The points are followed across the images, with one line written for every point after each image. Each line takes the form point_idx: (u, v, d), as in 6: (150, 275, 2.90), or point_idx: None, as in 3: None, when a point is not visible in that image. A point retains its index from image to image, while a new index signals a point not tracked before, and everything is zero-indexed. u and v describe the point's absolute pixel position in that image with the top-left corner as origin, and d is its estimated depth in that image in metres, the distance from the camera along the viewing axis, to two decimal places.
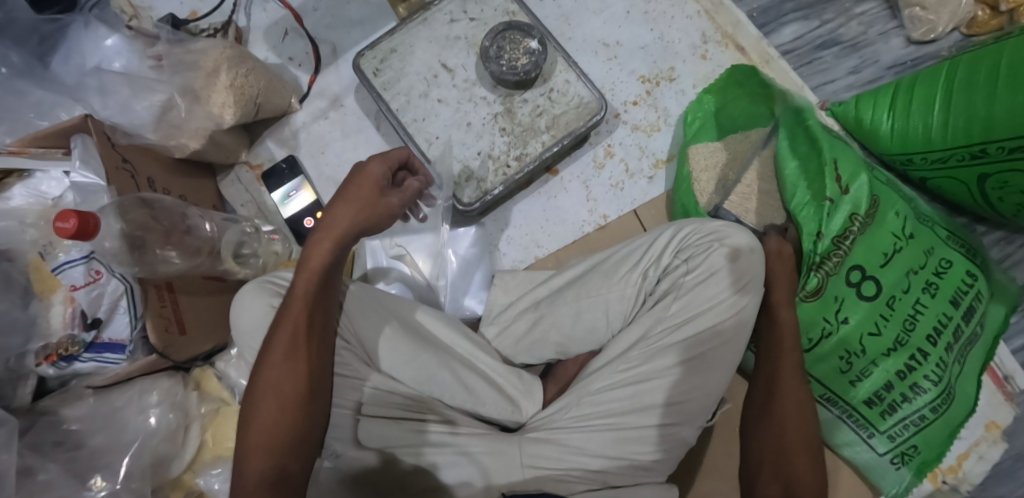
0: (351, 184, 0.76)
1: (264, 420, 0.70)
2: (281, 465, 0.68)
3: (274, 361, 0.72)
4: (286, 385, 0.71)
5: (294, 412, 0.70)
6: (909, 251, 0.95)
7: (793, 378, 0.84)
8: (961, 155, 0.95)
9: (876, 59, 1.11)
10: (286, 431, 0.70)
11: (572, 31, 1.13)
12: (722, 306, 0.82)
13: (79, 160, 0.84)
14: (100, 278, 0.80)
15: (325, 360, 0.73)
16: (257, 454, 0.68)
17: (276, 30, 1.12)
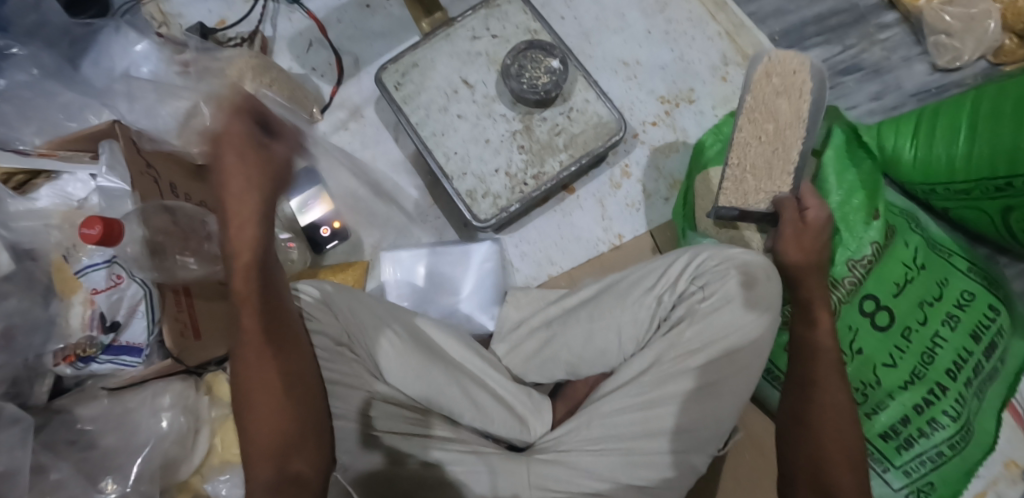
0: (227, 151, 0.65)
1: (258, 423, 0.65)
2: (284, 463, 0.64)
3: (251, 359, 0.67)
4: (268, 379, 0.66)
5: (282, 403, 0.66)
6: (920, 281, 0.94)
7: (832, 380, 0.79)
8: (985, 188, 0.94)
9: (898, 85, 1.10)
10: (284, 422, 0.65)
11: (592, 49, 1.14)
12: (735, 335, 0.82)
13: (105, 164, 0.85)
14: (120, 282, 0.81)
15: (294, 343, 0.69)
16: (264, 457, 0.64)
17: (301, 41, 1.13)
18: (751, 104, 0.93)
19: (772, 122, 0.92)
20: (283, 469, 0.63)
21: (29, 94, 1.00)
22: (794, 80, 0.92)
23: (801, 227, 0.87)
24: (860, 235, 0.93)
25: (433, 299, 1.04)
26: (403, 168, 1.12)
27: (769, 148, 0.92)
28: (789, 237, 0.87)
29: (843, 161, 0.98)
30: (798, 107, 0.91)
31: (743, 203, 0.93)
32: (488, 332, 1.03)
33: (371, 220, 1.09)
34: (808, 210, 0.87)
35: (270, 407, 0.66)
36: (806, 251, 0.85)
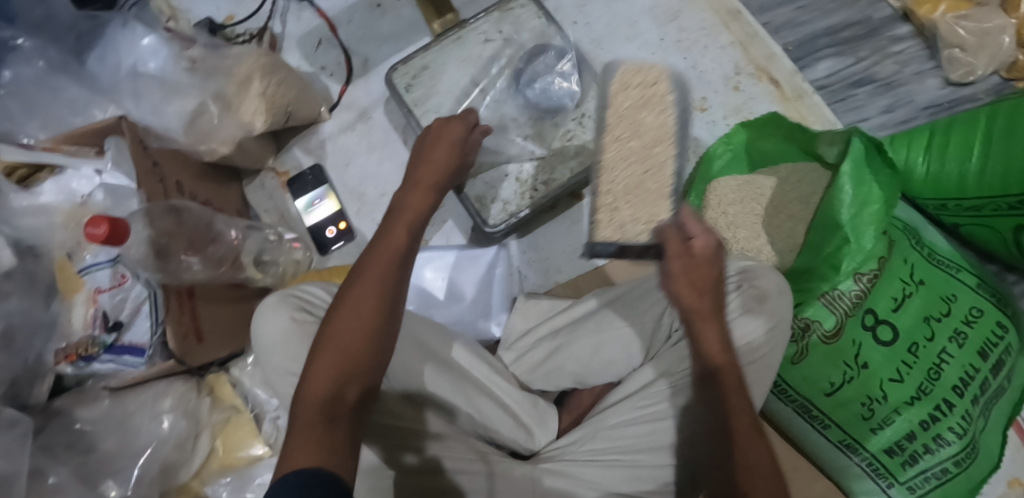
0: (435, 142, 0.82)
1: (333, 349, 0.66)
2: (339, 391, 0.64)
3: (357, 288, 0.69)
4: (363, 313, 0.67)
5: (368, 337, 0.67)
6: (921, 296, 0.94)
7: (750, 437, 0.71)
8: (998, 205, 0.94)
9: (909, 99, 1.09)
10: (356, 363, 0.66)
11: (603, 56, 1.13)
12: (748, 349, 0.80)
13: (112, 162, 0.85)
14: (125, 282, 0.79)
15: (399, 292, 0.70)
16: (317, 387, 0.64)
17: (310, 40, 1.12)
18: (613, 116, 0.87)
19: (636, 138, 0.86)
20: (335, 401, 0.64)
21: (34, 89, 1.00)
22: (653, 91, 0.87)
23: (691, 264, 0.76)
24: (867, 249, 0.89)
25: (436, 304, 1.03)
26: None
27: (641, 169, 0.85)
28: (677, 275, 0.76)
29: (861, 170, 0.88)
30: (663, 120, 0.86)
31: (621, 237, 0.86)
32: (494, 338, 1.01)
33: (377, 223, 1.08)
34: (695, 241, 0.76)
35: (352, 338, 0.66)
36: (698, 282, 0.75)
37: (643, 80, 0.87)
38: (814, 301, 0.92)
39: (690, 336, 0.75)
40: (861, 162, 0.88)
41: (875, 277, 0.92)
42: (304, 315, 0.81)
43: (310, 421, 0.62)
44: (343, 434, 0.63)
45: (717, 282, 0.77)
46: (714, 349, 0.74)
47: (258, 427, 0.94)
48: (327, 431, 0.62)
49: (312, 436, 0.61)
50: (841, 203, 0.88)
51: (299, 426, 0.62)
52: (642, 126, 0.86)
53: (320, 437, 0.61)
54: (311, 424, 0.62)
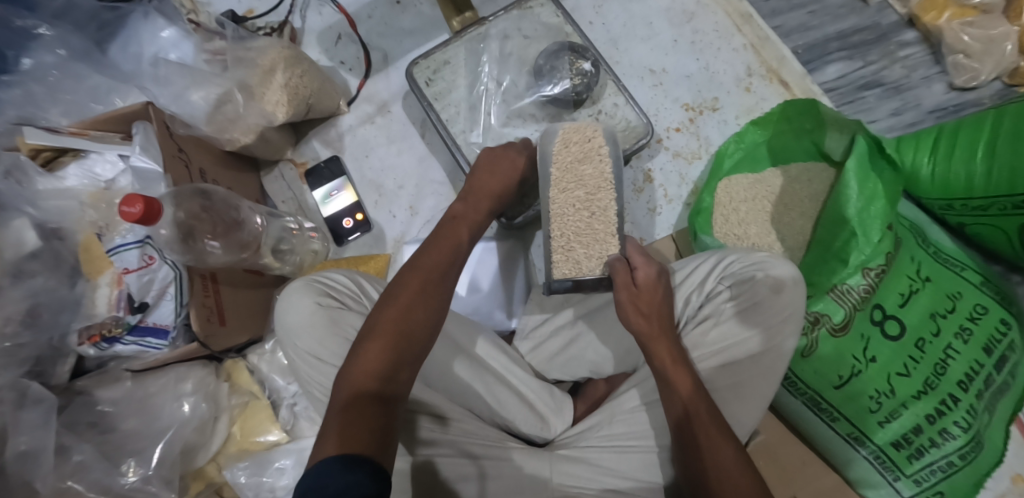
0: (494, 161, 0.89)
1: (382, 337, 0.71)
2: (386, 378, 0.69)
3: (409, 285, 0.75)
4: (412, 310, 0.73)
5: (415, 332, 0.72)
6: (927, 293, 0.96)
7: (718, 440, 0.72)
8: (1002, 204, 0.97)
9: (917, 103, 1.12)
10: (402, 354, 0.71)
11: (619, 56, 1.15)
12: (757, 339, 0.83)
13: (139, 146, 0.86)
14: (152, 263, 0.80)
15: (443, 296, 0.76)
16: (365, 372, 0.69)
17: (330, 34, 1.14)
18: (558, 173, 0.85)
19: (581, 188, 0.85)
20: (382, 387, 0.68)
21: (57, 75, 1.01)
22: (591, 146, 0.87)
23: (636, 292, 0.80)
24: (875, 242, 0.90)
25: (454, 294, 1.04)
26: (428, 163, 1.11)
27: (586, 214, 0.84)
28: (625, 305, 0.80)
29: (866, 168, 0.91)
30: (603, 170, 0.86)
31: (577, 274, 0.84)
32: (510, 328, 1.05)
33: (394, 215, 1.09)
34: (638, 273, 0.81)
35: (401, 331, 0.71)
36: (644, 308, 0.80)
37: (583, 138, 0.87)
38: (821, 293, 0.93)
39: (647, 357, 0.79)
40: (865, 160, 0.91)
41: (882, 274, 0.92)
42: (329, 300, 0.82)
43: (358, 403, 0.66)
44: (381, 416, 0.66)
45: (666, 307, 0.81)
46: (665, 361, 0.77)
47: (274, 413, 0.95)
48: (375, 414, 0.66)
49: (359, 418, 0.65)
50: (847, 197, 0.90)
51: (347, 407, 0.66)
52: (583, 179, 0.85)
53: (368, 418, 0.65)
54: (359, 406, 0.66)
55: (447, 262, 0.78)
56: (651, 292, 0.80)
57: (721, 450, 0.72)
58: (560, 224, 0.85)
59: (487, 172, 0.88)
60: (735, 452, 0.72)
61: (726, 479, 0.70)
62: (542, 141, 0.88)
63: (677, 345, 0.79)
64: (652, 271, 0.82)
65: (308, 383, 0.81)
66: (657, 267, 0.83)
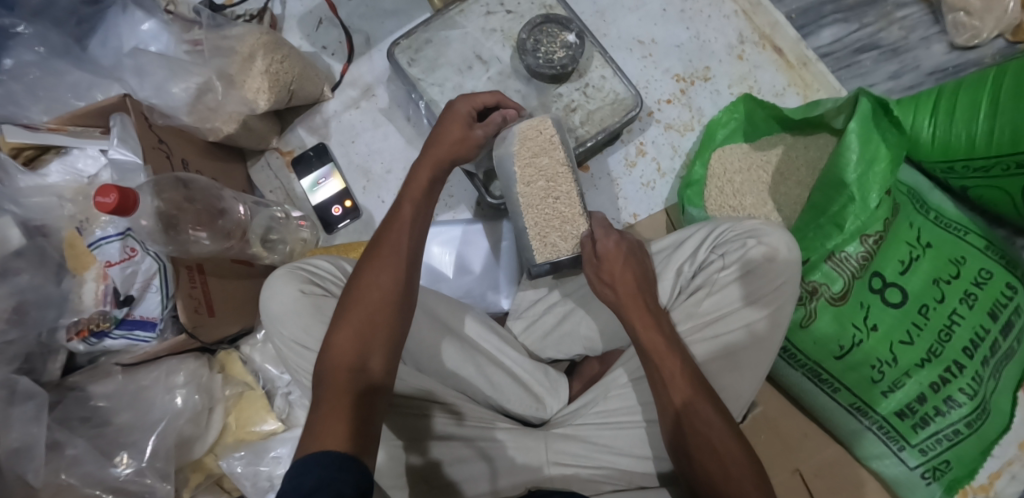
0: (445, 123, 0.84)
1: (355, 324, 0.70)
2: (363, 363, 0.68)
3: (375, 266, 0.73)
4: (381, 293, 0.72)
5: (388, 316, 0.71)
6: (929, 259, 0.94)
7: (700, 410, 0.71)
8: (1006, 165, 0.94)
9: (916, 64, 1.09)
10: (376, 338, 0.70)
11: (607, 28, 1.12)
12: (755, 305, 0.82)
13: (117, 138, 0.85)
14: (134, 255, 0.80)
15: (411, 275, 0.74)
16: (340, 362, 0.68)
17: (311, 19, 1.12)
18: (520, 169, 0.86)
19: (542, 179, 0.86)
20: (359, 373, 0.68)
21: (38, 73, 0.99)
22: (545, 139, 0.86)
23: (598, 263, 0.80)
24: (872, 207, 0.89)
25: (444, 279, 1.03)
26: (414, 146, 1.09)
27: (552, 201, 0.86)
28: (593, 279, 0.80)
29: (869, 130, 0.88)
30: (558, 159, 0.86)
31: (556, 256, 0.87)
32: (502, 309, 1.03)
33: (383, 200, 1.08)
34: (600, 245, 0.81)
35: (374, 317, 0.71)
36: (615, 274, 0.78)
37: (536, 132, 0.86)
38: (817, 260, 0.91)
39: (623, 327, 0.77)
40: (870, 120, 0.88)
41: (877, 243, 0.91)
42: (313, 287, 0.81)
43: (338, 394, 0.66)
44: (360, 400, 0.66)
45: (637, 274, 0.79)
46: (641, 330, 0.75)
47: (270, 402, 0.94)
48: (355, 404, 0.66)
49: (339, 407, 0.65)
50: (848, 162, 0.87)
51: (328, 397, 0.66)
52: (542, 170, 0.86)
53: (346, 408, 0.65)
54: (337, 397, 0.66)
55: (412, 235, 0.76)
56: (616, 267, 0.79)
57: (707, 419, 0.70)
58: (531, 214, 0.87)
59: (434, 134, 0.83)
60: (721, 420, 0.70)
61: (706, 445, 0.69)
62: (500, 146, 0.87)
63: (651, 309, 0.77)
64: (611, 242, 0.80)
65: (297, 372, 0.81)
66: (617, 236, 0.81)
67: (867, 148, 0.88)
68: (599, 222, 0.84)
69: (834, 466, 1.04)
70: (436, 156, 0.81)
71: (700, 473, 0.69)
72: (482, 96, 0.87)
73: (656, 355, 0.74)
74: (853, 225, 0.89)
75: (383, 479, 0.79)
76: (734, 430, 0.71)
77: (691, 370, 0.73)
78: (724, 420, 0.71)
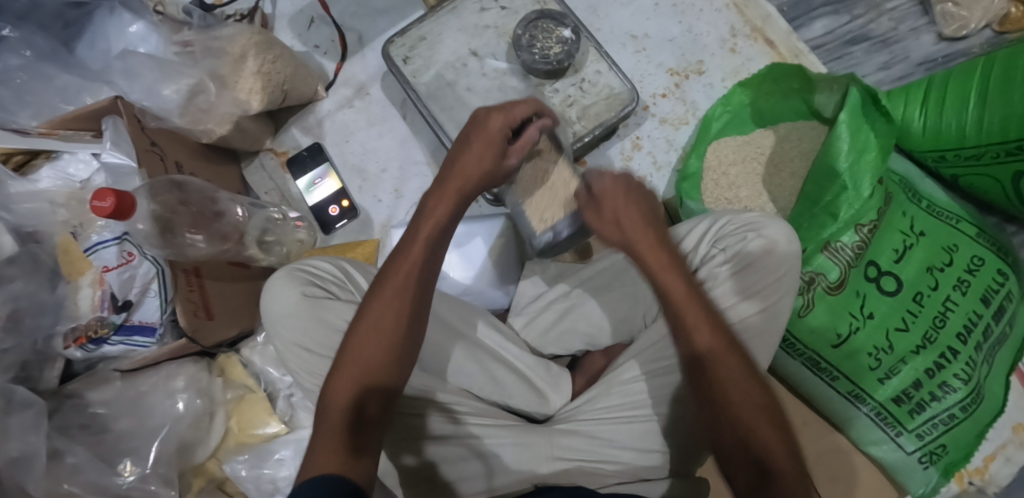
0: (471, 144, 0.76)
1: (353, 368, 0.70)
2: (360, 407, 0.69)
3: (381, 300, 0.72)
4: (381, 337, 0.70)
5: (386, 356, 0.70)
6: (922, 247, 0.95)
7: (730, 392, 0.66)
8: (995, 152, 0.95)
9: (906, 55, 1.10)
10: (376, 376, 0.70)
11: (600, 23, 1.13)
12: (758, 296, 0.81)
13: (110, 141, 0.84)
14: (132, 259, 0.80)
15: (417, 308, 0.72)
16: (339, 398, 0.69)
17: (302, 18, 1.11)
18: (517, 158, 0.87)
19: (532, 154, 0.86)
20: (356, 417, 0.68)
21: (25, 77, 0.99)
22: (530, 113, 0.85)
23: (597, 204, 0.73)
24: (865, 196, 0.89)
25: (445, 277, 1.03)
26: (409, 144, 1.09)
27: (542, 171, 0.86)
28: (592, 220, 0.74)
29: (859, 120, 0.90)
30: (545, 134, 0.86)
31: (551, 224, 0.87)
32: (504, 306, 1.03)
33: (380, 199, 1.07)
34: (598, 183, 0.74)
35: (371, 360, 0.70)
36: (619, 212, 0.71)
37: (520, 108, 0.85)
38: (814, 249, 0.92)
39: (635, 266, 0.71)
40: (858, 112, 0.90)
41: (870, 231, 0.92)
42: (314, 289, 0.80)
43: (334, 435, 0.67)
44: (354, 439, 0.67)
45: (647, 215, 0.71)
46: (666, 284, 0.69)
47: (271, 405, 0.94)
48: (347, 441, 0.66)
49: (332, 448, 0.66)
50: (838, 152, 0.89)
51: (325, 439, 0.66)
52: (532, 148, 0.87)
53: (338, 446, 0.66)
54: (331, 434, 0.67)
55: (421, 263, 0.73)
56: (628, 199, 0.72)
57: (734, 379, 0.66)
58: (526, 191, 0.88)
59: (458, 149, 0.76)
60: (748, 376, 0.66)
61: (733, 402, 0.65)
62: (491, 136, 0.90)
63: (669, 247, 0.70)
64: (610, 179, 0.74)
65: (299, 374, 0.80)
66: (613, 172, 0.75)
67: (858, 137, 0.89)
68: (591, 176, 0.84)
69: (835, 455, 1.05)
70: (458, 185, 0.75)
71: (725, 433, 0.66)
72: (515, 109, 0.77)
73: (674, 301, 0.68)
74: (848, 213, 0.90)
75: (389, 479, 0.83)
76: (760, 381, 0.67)
77: (718, 329, 0.67)
78: (751, 380, 0.66)
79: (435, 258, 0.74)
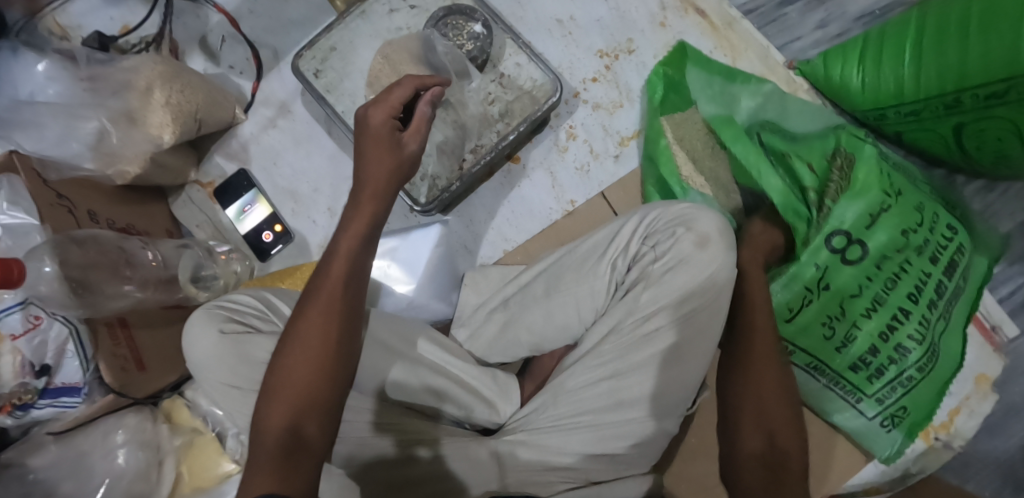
0: (364, 148, 0.72)
1: (287, 392, 0.66)
2: (296, 429, 0.64)
3: (313, 313, 0.69)
4: (311, 359, 0.67)
5: (319, 379, 0.67)
6: (898, 209, 0.88)
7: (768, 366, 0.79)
8: (934, 107, 0.91)
9: (842, 11, 1.06)
10: (313, 402, 0.66)
11: (523, 10, 1.09)
12: (703, 286, 0.79)
13: (6, 201, 0.79)
14: (40, 322, 0.78)
15: (352, 324, 0.70)
16: (275, 423, 0.64)
17: (213, 38, 1.07)
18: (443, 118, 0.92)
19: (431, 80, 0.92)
20: (291, 441, 0.63)
21: None
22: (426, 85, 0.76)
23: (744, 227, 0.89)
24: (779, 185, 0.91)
25: (389, 292, 1.01)
26: (339, 160, 1.06)
27: (489, 107, 0.98)
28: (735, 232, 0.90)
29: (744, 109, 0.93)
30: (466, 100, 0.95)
31: (485, 125, 0.97)
32: (446, 318, 1.01)
33: (314, 220, 1.05)
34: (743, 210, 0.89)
35: (303, 382, 0.66)
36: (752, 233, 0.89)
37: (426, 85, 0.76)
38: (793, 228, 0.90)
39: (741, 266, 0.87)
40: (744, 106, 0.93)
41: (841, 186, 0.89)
42: (234, 325, 0.77)
43: (267, 461, 0.62)
44: (299, 464, 0.62)
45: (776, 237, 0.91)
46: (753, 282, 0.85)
47: (222, 446, 0.92)
48: (283, 464, 0.62)
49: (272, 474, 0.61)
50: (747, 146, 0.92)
51: (259, 466, 0.62)
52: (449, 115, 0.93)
53: (280, 469, 0.61)
54: (267, 460, 0.62)
55: (348, 272, 0.70)
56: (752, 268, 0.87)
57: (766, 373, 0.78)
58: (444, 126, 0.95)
59: (356, 161, 0.73)
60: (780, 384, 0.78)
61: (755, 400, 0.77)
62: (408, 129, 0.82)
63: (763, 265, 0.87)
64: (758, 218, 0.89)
65: (235, 415, 0.78)
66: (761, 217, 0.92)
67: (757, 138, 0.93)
68: (532, 101, 0.98)
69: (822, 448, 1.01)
70: (375, 191, 0.71)
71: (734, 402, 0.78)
72: (391, 94, 0.72)
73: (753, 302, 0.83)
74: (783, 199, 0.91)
75: None
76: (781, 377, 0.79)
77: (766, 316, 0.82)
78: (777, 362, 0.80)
79: (362, 276, 0.72)
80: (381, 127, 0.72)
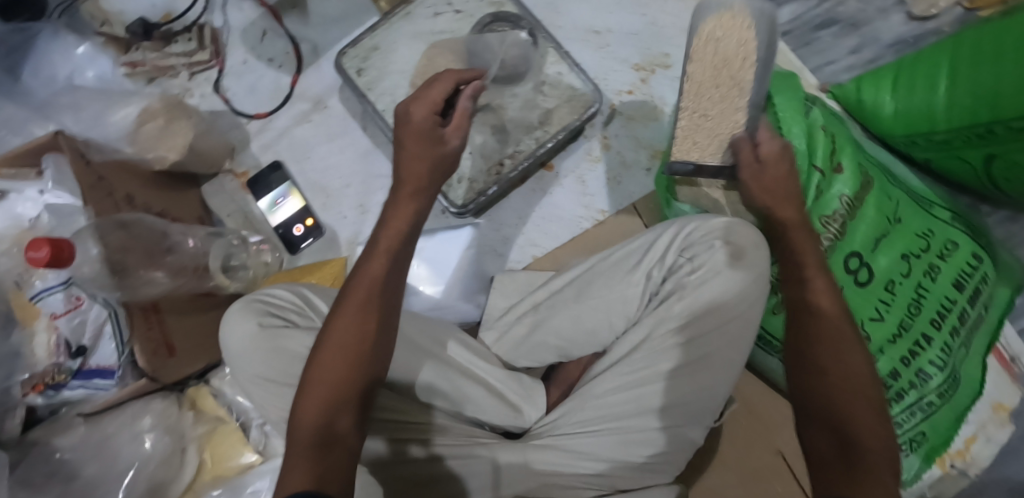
0: (405, 145, 0.73)
1: (321, 386, 0.66)
2: (330, 422, 0.64)
3: (349, 307, 0.69)
4: (346, 354, 0.67)
5: (352, 374, 0.67)
6: (898, 235, 0.90)
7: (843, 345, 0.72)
8: (966, 135, 0.92)
9: (876, 38, 1.07)
10: (345, 396, 0.66)
11: (560, 20, 1.10)
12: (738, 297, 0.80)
13: (52, 181, 0.82)
14: (81, 303, 0.80)
15: (387, 320, 0.70)
16: (308, 418, 0.64)
17: (254, 31, 1.08)
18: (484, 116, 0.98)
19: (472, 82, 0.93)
20: (324, 435, 0.64)
21: None
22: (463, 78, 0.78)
23: (759, 167, 0.82)
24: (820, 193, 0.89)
25: (416, 291, 1.05)
26: (372, 156, 1.07)
27: (530, 115, 0.99)
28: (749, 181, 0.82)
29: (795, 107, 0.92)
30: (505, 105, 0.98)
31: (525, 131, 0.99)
32: (476, 320, 1.02)
33: (344, 215, 1.05)
34: (761, 147, 0.83)
35: (337, 376, 0.66)
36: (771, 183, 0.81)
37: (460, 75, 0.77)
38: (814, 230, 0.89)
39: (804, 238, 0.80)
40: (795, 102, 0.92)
41: (852, 205, 0.89)
42: (273, 319, 0.77)
43: (301, 454, 0.62)
44: (332, 459, 0.62)
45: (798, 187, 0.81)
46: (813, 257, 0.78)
47: (245, 435, 0.92)
48: (315, 458, 0.62)
49: (305, 468, 0.60)
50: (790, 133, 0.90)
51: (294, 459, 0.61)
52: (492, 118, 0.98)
53: (312, 463, 0.61)
54: (300, 453, 0.62)
55: (386, 268, 0.71)
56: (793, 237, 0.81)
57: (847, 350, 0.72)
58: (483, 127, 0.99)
59: (397, 157, 0.73)
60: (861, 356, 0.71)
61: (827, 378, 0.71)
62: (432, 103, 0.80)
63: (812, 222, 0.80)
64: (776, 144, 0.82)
65: (264, 404, 0.78)
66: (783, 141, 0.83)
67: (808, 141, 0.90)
68: (574, 108, 0.99)
69: None
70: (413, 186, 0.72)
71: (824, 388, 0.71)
72: (432, 91, 0.73)
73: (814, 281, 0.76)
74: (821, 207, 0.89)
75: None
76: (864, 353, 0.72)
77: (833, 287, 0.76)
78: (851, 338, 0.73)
79: (399, 273, 0.72)
80: (422, 122, 0.73)
